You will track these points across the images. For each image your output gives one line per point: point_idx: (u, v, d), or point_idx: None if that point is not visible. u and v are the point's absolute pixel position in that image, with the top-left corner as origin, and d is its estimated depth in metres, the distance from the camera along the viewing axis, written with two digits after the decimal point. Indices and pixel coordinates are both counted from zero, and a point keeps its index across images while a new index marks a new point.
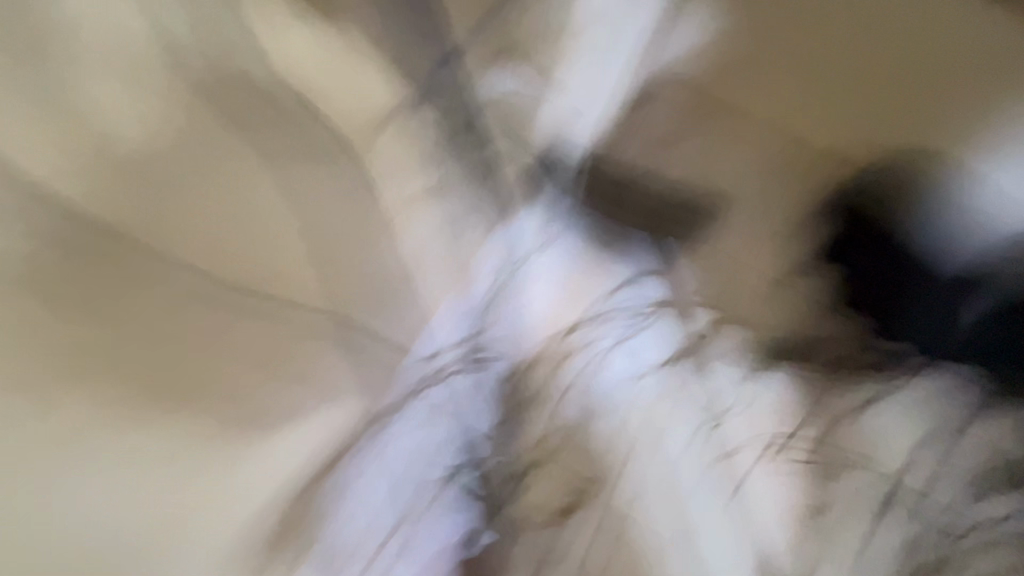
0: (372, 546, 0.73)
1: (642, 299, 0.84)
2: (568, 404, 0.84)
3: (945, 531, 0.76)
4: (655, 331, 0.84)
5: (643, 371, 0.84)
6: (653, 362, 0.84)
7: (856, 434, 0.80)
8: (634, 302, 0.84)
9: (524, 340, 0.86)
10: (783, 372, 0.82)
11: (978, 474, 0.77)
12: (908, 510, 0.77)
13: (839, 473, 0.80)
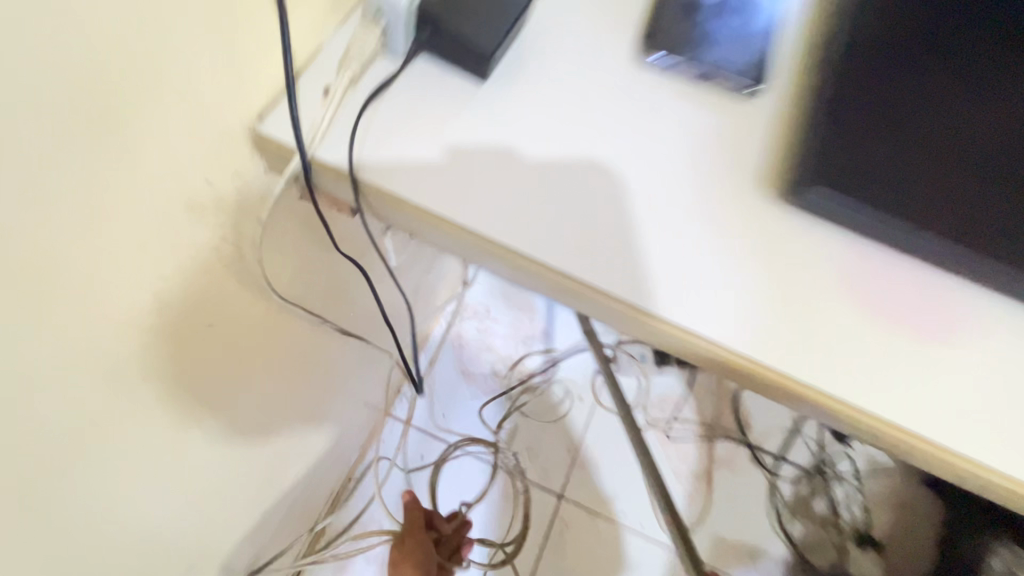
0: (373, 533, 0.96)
1: (570, 323, 1.08)
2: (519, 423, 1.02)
3: (794, 479, 1.03)
4: (580, 346, 1.07)
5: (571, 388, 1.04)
6: (581, 370, 1.06)
7: (731, 411, 1.07)
8: (563, 325, 1.07)
9: (479, 372, 1.04)
10: (677, 373, 1.09)
11: (815, 432, 1.06)
12: (771, 464, 1.04)
13: (724, 443, 1.05)
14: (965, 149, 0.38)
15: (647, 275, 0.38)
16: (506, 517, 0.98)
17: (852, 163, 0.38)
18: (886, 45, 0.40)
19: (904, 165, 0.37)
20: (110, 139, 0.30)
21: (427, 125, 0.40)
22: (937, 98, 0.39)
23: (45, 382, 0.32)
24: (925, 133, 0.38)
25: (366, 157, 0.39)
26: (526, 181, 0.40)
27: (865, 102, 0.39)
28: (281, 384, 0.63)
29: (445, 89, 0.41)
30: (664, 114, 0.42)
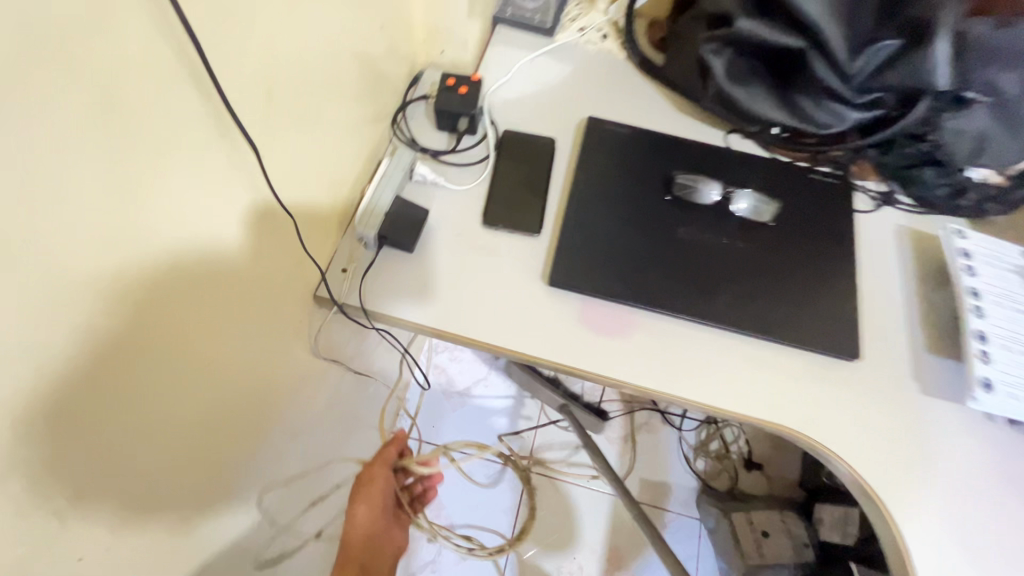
0: None
1: None
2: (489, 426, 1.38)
3: (695, 429, 1.43)
4: None
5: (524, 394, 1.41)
6: None
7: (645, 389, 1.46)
8: None
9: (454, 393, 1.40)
10: None
11: None
12: (677, 421, 1.43)
13: (642, 412, 1.43)
14: (725, 261, 0.73)
15: (496, 329, 0.69)
16: (496, 495, 1.31)
17: (603, 272, 0.71)
18: (621, 209, 0.75)
19: (682, 271, 0.72)
20: (225, 283, 0.51)
21: (394, 274, 0.71)
22: (707, 223, 0.75)
23: (189, 443, 0.51)
24: (696, 249, 0.73)
25: (363, 288, 0.69)
26: (430, 298, 0.70)
27: (623, 241, 0.73)
28: (299, 415, 0.73)
29: (398, 258, 0.72)
30: (502, 243, 0.74)
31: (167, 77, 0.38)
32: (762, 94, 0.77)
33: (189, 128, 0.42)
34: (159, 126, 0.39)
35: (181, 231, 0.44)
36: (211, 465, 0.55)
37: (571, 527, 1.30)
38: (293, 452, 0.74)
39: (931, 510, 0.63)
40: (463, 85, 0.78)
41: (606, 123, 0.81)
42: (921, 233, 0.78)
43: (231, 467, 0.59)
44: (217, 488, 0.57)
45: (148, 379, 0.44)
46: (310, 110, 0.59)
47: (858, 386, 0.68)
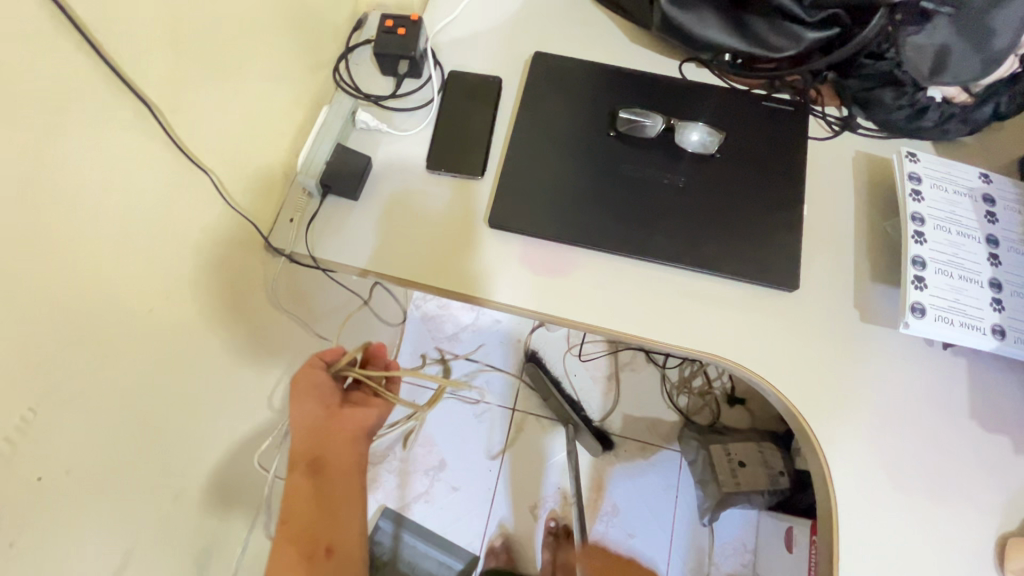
0: (389, 454, 1.37)
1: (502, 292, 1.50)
2: (474, 367, 1.43)
3: (678, 366, 1.46)
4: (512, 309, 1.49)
5: (509, 339, 1.46)
6: (515, 325, 1.47)
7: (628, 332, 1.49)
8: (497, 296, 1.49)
9: (441, 339, 1.46)
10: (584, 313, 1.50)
11: None
12: (661, 360, 1.47)
13: (624, 352, 1.47)
14: (667, 196, 0.72)
15: (439, 272, 0.71)
16: (485, 433, 1.39)
17: (544, 211, 0.72)
18: (562, 147, 0.74)
19: (623, 208, 0.72)
20: (150, 233, 0.54)
21: (338, 221, 0.73)
22: (651, 158, 0.74)
23: (142, 380, 0.56)
24: (639, 185, 0.72)
25: (309, 237, 0.72)
26: (375, 244, 0.72)
27: (564, 179, 0.73)
28: (259, 358, 0.78)
29: (342, 206, 0.73)
30: (445, 188, 0.75)
31: (39, 40, 0.41)
32: (712, 18, 0.74)
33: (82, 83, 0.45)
34: (50, 85, 0.43)
35: (96, 185, 0.48)
36: (179, 402, 0.62)
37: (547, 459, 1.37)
38: (258, 393, 0.80)
39: (856, 432, 0.65)
40: (403, 26, 0.77)
41: (553, 59, 0.79)
42: (879, 158, 0.76)
43: (190, 403, 0.65)
44: (188, 421, 0.65)
45: (90, 326, 0.49)
46: (228, 60, 0.60)
47: (794, 315, 0.69)
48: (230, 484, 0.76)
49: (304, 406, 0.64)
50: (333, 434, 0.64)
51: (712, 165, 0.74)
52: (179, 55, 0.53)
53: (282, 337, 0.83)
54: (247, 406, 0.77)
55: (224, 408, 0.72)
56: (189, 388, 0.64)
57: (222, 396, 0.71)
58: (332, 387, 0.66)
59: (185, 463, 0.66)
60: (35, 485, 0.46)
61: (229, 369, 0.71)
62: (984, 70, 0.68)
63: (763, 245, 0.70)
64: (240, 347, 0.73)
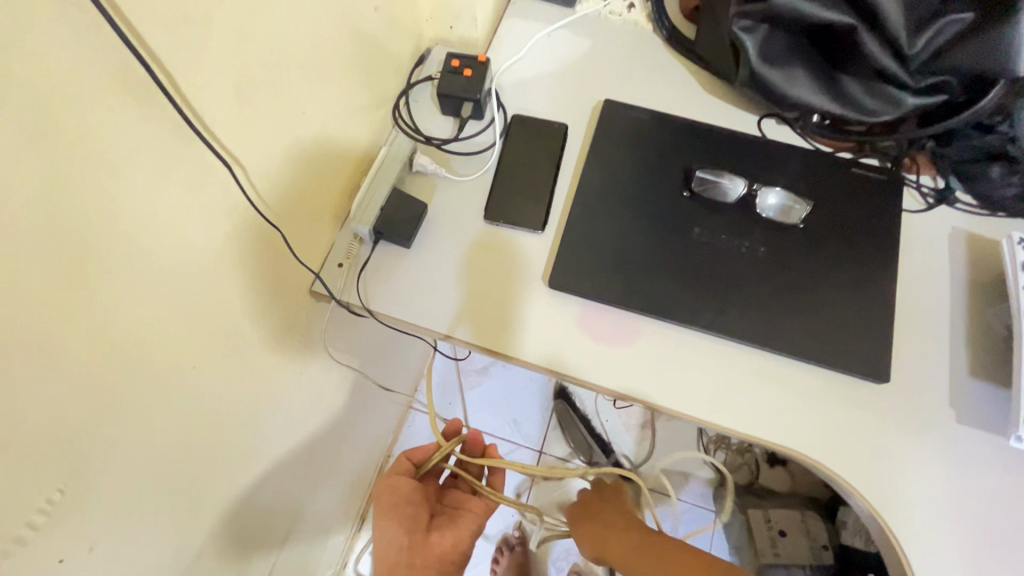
0: None
1: None
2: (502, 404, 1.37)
3: None
4: None
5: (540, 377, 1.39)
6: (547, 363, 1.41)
7: None
8: None
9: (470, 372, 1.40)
10: None
11: None
12: None
13: None
14: (744, 267, 0.66)
15: (491, 332, 0.66)
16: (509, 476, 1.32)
17: (609, 274, 0.66)
18: (631, 205, 0.69)
19: (694, 276, 0.66)
20: (197, 284, 0.50)
21: (388, 270, 0.69)
22: (728, 224, 0.68)
23: (172, 439, 0.52)
24: (713, 251, 0.67)
25: (357, 285, 0.68)
26: (425, 297, 0.68)
27: (632, 240, 0.67)
28: (290, 403, 0.74)
29: (393, 254, 0.69)
30: (501, 240, 0.70)
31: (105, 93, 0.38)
32: (803, 76, 0.68)
33: (153, 138, 0.41)
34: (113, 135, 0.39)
35: (150, 243, 0.44)
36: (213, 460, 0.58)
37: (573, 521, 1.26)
38: (285, 438, 0.75)
39: (948, 552, 0.58)
40: (469, 67, 0.73)
41: (624, 108, 0.75)
42: (978, 238, 0.69)
43: (218, 457, 0.60)
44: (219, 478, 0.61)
45: (129, 393, 0.45)
46: (293, 103, 0.57)
47: (880, 409, 0.62)
48: (246, 535, 0.72)
49: (391, 526, 0.62)
50: (416, 567, 0.61)
51: (793, 235, 0.68)
52: (246, 98, 0.50)
53: (314, 380, 0.79)
54: (272, 453, 0.73)
55: (251, 458, 0.68)
56: (218, 442, 0.59)
57: (250, 446, 0.66)
58: (416, 504, 0.65)
59: (205, 520, 0.61)
60: (56, 568, 0.42)
61: (260, 418, 0.67)
62: None
63: (848, 328, 0.64)
64: (273, 394, 0.69)
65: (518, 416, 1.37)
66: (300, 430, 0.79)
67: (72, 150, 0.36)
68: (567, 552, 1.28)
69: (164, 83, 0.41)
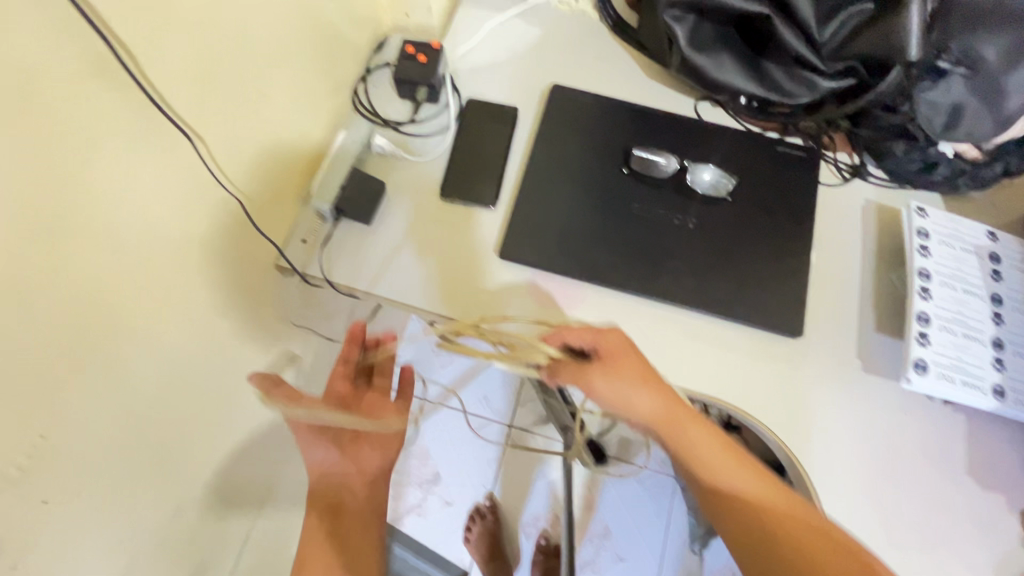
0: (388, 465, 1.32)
1: None
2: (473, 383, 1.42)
3: None
4: None
5: None
6: None
7: None
8: None
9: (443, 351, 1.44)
10: None
11: None
12: None
13: None
14: (677, 238, 0.72)
15: (449, 300, 0.71)
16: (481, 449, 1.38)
17: (557, 246, 0.72)
18: (577, 182, 0.75)
19: (633, 246, 0.72)
20: (166, 255, 0.54)
21: (350, 245, 0.73)
22: (665, 198, 0.74)
23: (148, 400, 0.56)
24: (650, 223, 0.73)
25: (319, 258, 0.72)
26: (386, 269, 0.72)
27: (578, 214, 0.73)
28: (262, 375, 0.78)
29: (356, 230, 0.74)
30: (458, 216, 0.75)
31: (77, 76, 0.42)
32: (729, 63, 0.75)
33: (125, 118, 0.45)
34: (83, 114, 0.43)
35: (125, 215, 0.48)
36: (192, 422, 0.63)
37: (531, 489, 1.35)
38: (258, 408, 0.79)
39: (853, 484, 0.65)
40: (423, 53, 0.78)
41: (571, 92, 0.80)
42: (888, 208, 0.77)
43: (193, 421, 0.65)
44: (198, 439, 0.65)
45: (106, 353, 0.50)
46: (255, 87, 0.61)
47: (797, 362, 0.69)
48: (222, 498, 0.76)
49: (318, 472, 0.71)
50: (350, 472, 0.69)
51: (723, 208, 0.74)
52: (208, 80, 0.54)
53: (286, 353, 0.83)
54: (246, 421, 0.77)
55: (225, 425, 0.72)
56: (192, 407, 0.64)
57: (224, 413, 0.71)
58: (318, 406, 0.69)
59: (182, 480, 0.65)
60: (40, 509, 0.47)
61: (233, 388, 0.71)
62: (998, 128, 0.68)
63: (772, 290, 0.71)
64: (244, 364, 0.72)
65: (489, 392, 1.41)
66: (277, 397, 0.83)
67: (48, 130, 0.40)
68: (536, 519, 1.33)
69: (132, 65, 0.44)
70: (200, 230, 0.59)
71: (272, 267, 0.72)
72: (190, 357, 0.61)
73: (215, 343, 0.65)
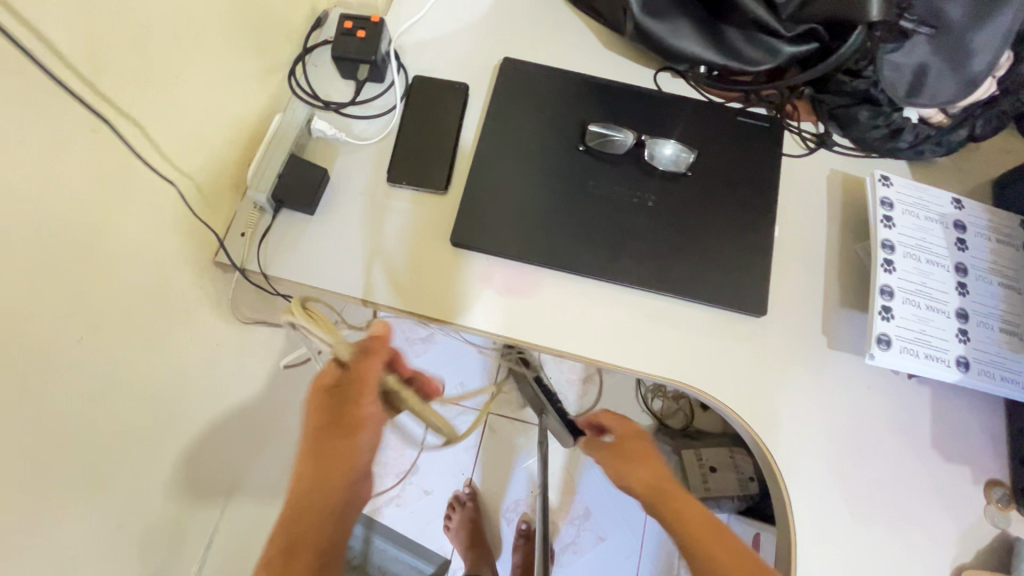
0: None
1: None
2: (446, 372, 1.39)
3: None
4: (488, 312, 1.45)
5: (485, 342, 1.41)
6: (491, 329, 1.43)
7: None
8: None
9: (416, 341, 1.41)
10: None
11: None
12: None
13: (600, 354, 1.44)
14: (635, 219, 0.69)
15: (400, 290, 0.68)
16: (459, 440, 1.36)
17: (511, 230, 0.69)
18: (530, 161, 0.71)
19: (591, 226, 0.69)
20: (80, 256, 0.50)
21: (293, 236, 0.69)
22: (624, 176, 0.71)
23: (75, 413, 0.52)
24: (608, 202, 0.70)
25: (260, 253, 0.68)
26: (332, 260, 0.69)
27: (533, 195, 0.70)
28: (212, 378, 0.74)
29: (299, 221, 0.70)
30: (407, 202, 0.72)
31: None
32: (686, 29, 0.71)
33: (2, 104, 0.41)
34: None
35: (18, 211, 0.44)
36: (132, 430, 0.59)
37: (511, 474, 1.34)
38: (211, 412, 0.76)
39: (820, 463, 0.64)
40: (363, 28, 0.73)
41: (524, 65, 0.76)
42: (853, 177, 0.74)
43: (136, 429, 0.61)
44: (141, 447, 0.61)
45: (14, 364, 0.46)
46: (172, 68, 0.56)
47: (761, 341, 0.68)
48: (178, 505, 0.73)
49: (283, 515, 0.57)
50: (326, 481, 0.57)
51: (684, 183, 0.71)
52: (110, 60, 0.49)
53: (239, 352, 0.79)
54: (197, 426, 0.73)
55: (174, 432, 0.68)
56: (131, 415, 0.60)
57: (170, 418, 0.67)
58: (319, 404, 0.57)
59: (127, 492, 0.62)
60: None
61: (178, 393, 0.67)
62: (961, 92, 0.66)
63: (736, 268, 0.68)
64: (190, 368, 0.69)
65: (465, 380, 1.39)
66: (232, 400, 0.79)
67: None
68: (517, 503, 1.32)
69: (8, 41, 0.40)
70: (120, 226, 0.54)
71: (211, 263, 0.68)
72: (122, 364, 0.57)
73: (151, 348, 0.61)
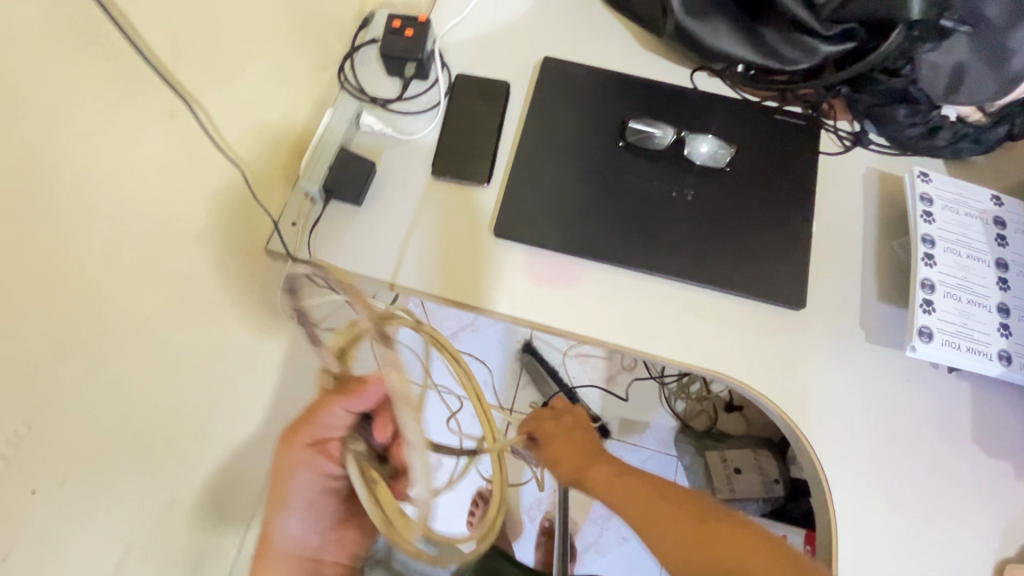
0: None
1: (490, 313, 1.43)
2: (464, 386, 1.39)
3: (676, 373, 1.41)
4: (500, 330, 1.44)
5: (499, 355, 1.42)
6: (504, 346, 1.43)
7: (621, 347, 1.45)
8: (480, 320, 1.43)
9: None
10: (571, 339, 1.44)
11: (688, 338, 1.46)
12: (657, 369, 1.42)
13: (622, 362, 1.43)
14: (674, 215, 0.71)
15: (444, 280, 0.70)
16: None
17: (552, 224, 0.71)
18: (569, 157, 0.73)
19: (630, 220, 0.71)
20: (147, 234, 0.53)
21: (340, 227, 0.71)
22: (663, 171, 0.72)
23: (137, 385, 0.55)
24: (648, 198, 0.71)
25: (309, 242, 0.70)
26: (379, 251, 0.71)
27: (573, 189, 0.72)
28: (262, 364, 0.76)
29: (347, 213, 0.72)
30: (451, 195, 0.74)
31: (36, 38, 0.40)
32: (724, 29, 0.73)
33: (84, 89, 0.44)
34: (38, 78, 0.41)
35: (96, 187, 0.47)
36: (182, 408, 0.61)
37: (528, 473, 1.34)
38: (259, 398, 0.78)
39: (861, 455, 0.64)
40: (411, 27, 0.76)
41: (563, 65, 0.78)
42: (890, 175, 0.75)
43: (190, 408, 0.63)
44: (193, 426, 0.64)
45: (88, 336, 0.48)
46: (234, 62, 0.59)
47: (799, 334, 0.68)
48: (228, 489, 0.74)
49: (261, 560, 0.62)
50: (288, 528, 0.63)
51: (723, 179, 0.72)
52: (182, 49, 0.52)
53: (288, 341, 0.81)
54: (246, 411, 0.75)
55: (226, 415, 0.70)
56: (186, 392, 0.62)
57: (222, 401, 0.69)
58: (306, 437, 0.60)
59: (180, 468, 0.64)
60: (30, 498, 0.45)
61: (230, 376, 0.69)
62: (1001, 90, 0.67)
63: (772, 262, 0.69)
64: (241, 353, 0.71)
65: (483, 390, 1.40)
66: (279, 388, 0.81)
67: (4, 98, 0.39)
68: (538, 502, 1.33)
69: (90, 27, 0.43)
70: (184, 208, 0.57)
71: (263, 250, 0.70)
72: (182, 341, 0.59)
73: (207, 329, 0.63)
